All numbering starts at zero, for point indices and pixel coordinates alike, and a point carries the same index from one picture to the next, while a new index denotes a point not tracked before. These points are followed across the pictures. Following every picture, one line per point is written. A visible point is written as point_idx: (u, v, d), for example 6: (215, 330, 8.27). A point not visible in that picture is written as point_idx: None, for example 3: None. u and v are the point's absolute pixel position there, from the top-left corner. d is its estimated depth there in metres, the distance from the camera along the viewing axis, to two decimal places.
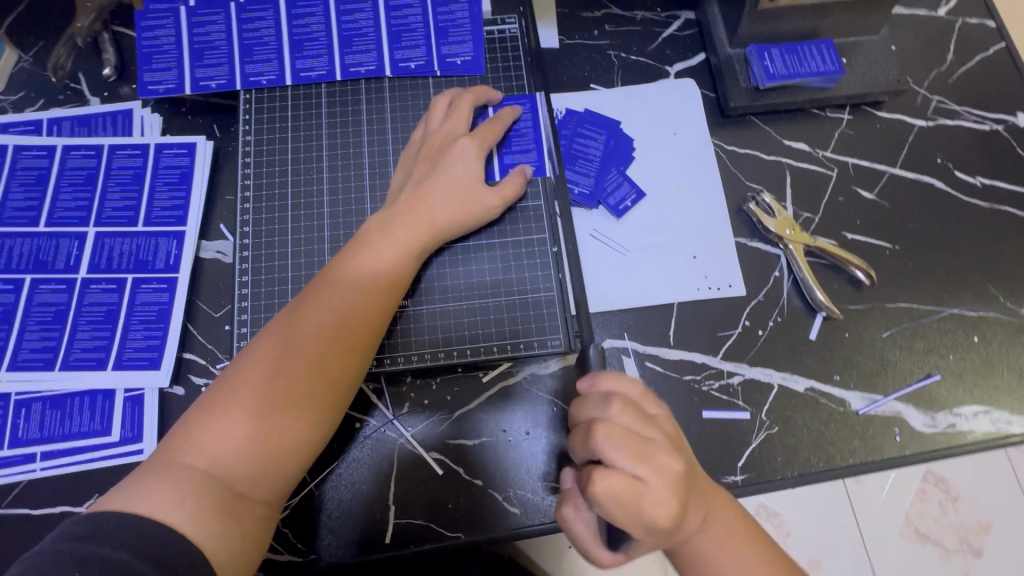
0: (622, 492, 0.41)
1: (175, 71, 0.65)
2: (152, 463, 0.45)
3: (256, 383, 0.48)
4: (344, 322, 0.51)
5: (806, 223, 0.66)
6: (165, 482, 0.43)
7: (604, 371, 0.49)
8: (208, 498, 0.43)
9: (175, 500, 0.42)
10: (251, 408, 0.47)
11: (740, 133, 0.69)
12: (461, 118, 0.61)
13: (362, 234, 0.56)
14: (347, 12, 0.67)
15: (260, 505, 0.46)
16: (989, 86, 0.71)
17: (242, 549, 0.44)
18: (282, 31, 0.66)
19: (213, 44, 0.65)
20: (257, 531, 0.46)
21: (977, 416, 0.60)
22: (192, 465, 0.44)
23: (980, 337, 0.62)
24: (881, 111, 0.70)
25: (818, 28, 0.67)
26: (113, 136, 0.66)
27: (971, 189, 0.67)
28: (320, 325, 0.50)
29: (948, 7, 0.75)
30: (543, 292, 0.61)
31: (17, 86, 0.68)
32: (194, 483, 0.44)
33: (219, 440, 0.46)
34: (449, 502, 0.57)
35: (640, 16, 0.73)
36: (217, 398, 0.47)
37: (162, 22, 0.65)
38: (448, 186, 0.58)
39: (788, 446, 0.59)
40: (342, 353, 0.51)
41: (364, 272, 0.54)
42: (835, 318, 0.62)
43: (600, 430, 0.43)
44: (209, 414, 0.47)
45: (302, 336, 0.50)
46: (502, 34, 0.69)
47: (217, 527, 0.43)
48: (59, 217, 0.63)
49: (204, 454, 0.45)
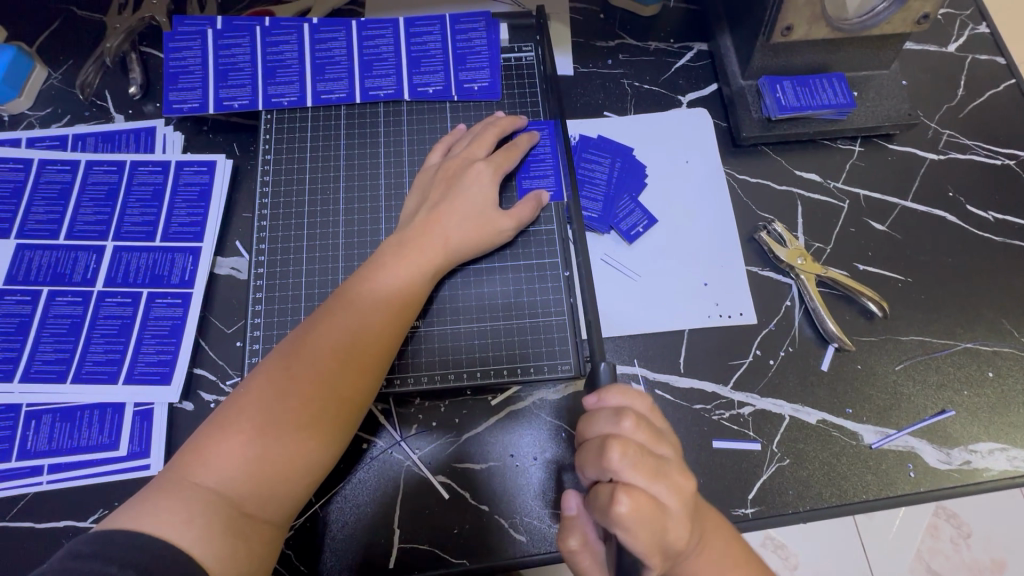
0: (643, 510, 0.40)
1: (199, 91, 0.67)
2: (163, 481, 0.45)
3: (268, 401, 0.48)
4: (355, 339, 0.51)
5: (817, 253, 0.66)
6: (174, 502, 0.43)
7: (609, 386, 0.48)
8: (216, 519, 0.43)
9: (183, 518, 0.42)
10: (261, 426, 0.47)
11: (752, 163, 0.70)
12: (481, 144, 0.63)
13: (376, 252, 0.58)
14: (369, 37, 0.68)
15: (267, 527, 0.46)
16: (1000, 122, 0.72)
17: (251, 569, 0.44)
18: (305, 55, 0.68)
19: (237, 65, 0.67)
20: (265, 552, 0.45)
21: (993, 453, 0.59)
22: (201, 484, 0.44)
23: (995, 372, 0.62)
24: (891, 144, 0.71)
25: (829, 62, 0.68)
26: (135, 153, 0.67)
27: (983, 223, 0.67)
28: (332, 344, 0.51)
29: (959, 43, 0.76)
30: (554, 316, 0.61)
31: (45, 102, 0.70)
32: (200, 501, 0.43)
33: (231, 459, 0.45)
34: (455, 528, 0.56)
35: (653, 46, 0.75)
36: (228, 416, 0.47)
37: (189, 44, 0.68)
38: (461, 209, 0.59)
39: (800, 479, 0.58)
40: (353, 372, 0.51)
41: (375, 293, 0.54)
42: (846, 349, 0.62)
43: (617, 448, 0.42)
44: (219, 432, 0.47)
45: (313, 355, 0.50)
46: (519, 62, 0.70)
47: (223, 546, 0.42)
48: (79, 230, 0.64)
49: (214, 473, 0.45)
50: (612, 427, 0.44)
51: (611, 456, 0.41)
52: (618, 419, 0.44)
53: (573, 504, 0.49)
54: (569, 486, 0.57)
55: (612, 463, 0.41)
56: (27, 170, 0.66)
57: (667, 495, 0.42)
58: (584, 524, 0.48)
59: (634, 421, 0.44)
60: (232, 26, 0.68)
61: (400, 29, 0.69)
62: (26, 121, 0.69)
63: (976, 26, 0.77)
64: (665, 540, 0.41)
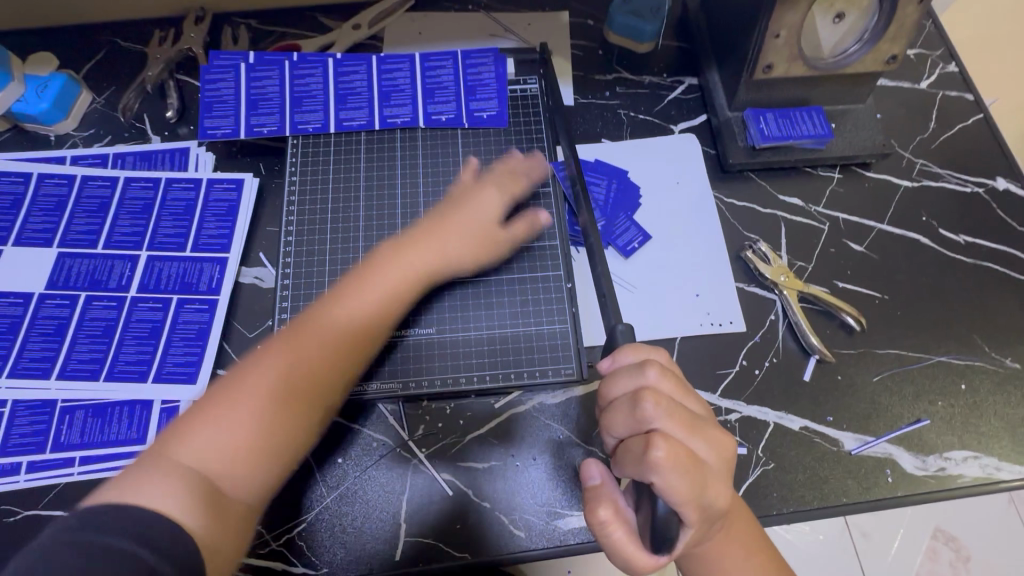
0: (683, 459, 0.43)
1: (232, 119, 0.72)
2: (142, 459, 0.46)
3: (248, 396, 0.50)
4: (335, 330, 0.54)
5: (800, 271, 0.71)
6: (155, 478, 0.43)
7: (622, 347, 0.52)
8: (196, 492, 0.44)
9: (163, 492, 0.42)
10: (240, 420, 0.48)
11: (739, 188, 0.75)
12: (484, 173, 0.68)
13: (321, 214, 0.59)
14: (387, 71, 0.75)
15: (241, 508, 0.47)
16: (969, 153, 0.78)
17: (229, 542, 0.44)
18: (330, 86, 0.74)
19: (267, 96, 0.73)
20: (240, 529, 0.46)
21: (966, 460, 0.62)
22: (179, 460, 0.45)
23: (968, 384, 0.65)
24: (868, 171, 0.76)
25: (809, 96, 0.74)
26: (170, 171, 0.73)
27: (955, 245, 0.72)
28: (310, 332, 0.54)
29: (930, 80, 0.82)
30: (557, 324, 0.65)
31: (88, 124, 0.76)
32: (178, 475, 0.44)
33: (208, 445, 0.47)
34: (458, 523, 0.59)
35: (648, 80, 0.81)
36: (207, 405, 0.49)
37: (223, 76, 0.73)
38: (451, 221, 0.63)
39: (783, 482, 0.61)
40: (327, 357, 0.53)
41: (353, 284, 0.58)
42: (827, 360, 0.66)
43: (650, 400, 0.46)
44: (198, 420, 0.48)
45: (295, 342, 0.53)
46: (524, 93, 0.76)
47: (206, 515, 0.43)
48: (116, 240, 0.69)
49: (191, 456, 0.46)
50: (638, 379, 0.48)
51: (645, 406, 0.45)
52: (643, 370, 0.48)
53: (596, 473, 0.51)
54: (566, 485, 0.61)
55: (648, 413, 0.45)
56: (70, 185, 0.71)
57: (705, 449, 0.46)
58: (610, 491, 0.50)
59: (659, 372, 0.48)
60: (263, 60, 0.74)
61: (416, 64, 0.75)
62: (70, 141, 0.75)
63: (946, 66, 0.83)
64: (704, 495, 0.44)
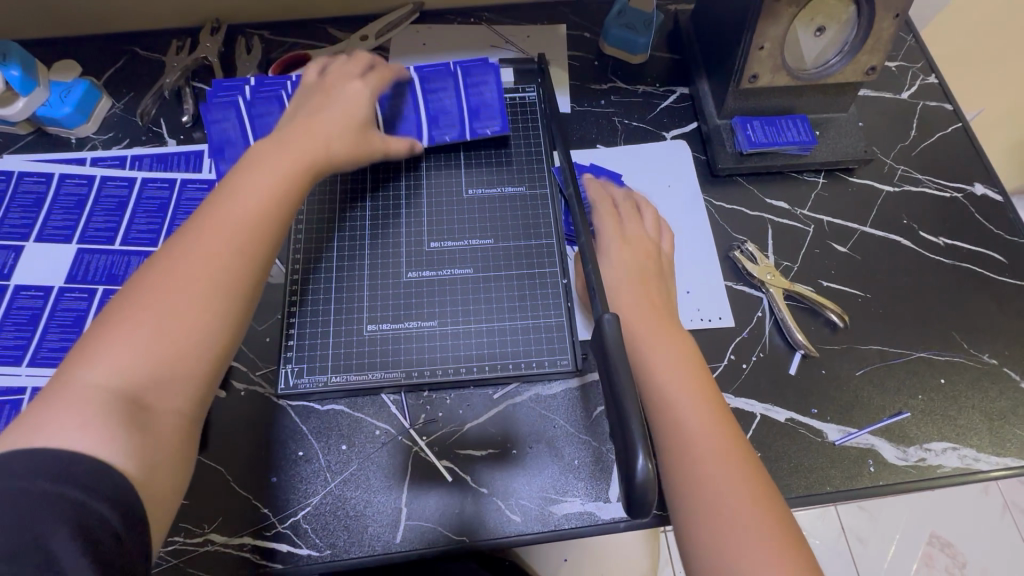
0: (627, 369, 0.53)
1: (241, 148, 0.73)
2: (43, 394, 0.43)
3: (173, 262, 0.50)
4: (252, 216, 0.54)
5: (786, 270, 0.74)
6: (62, 412, 0.42)
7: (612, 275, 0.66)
8: (109, 415, 0.43)
9: (80, 424, 0.42)
10: (166, 284, 0.49)
11: (728, 191, 0.79)
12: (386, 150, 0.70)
13: (233, 177, 0.57)
14: (385, 99, 0.74)
15: (166, 417, 0.46)
16: (948, 160, 0.81)
17: (159, 463, 0.44)
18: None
19: (272, 123, 0.73)
20: (170, 443, 0.46)
21: (946, 451, 0.65)
22: (88, 384, 0.44)
23: (947, 379, 0.68)
24: (852, 177, 0.80)
25: (793, 105, 0.78)
26: (185, 172, 0.77)
27: (934, 246, 0.76)
28: (220, 227, 0.52)
29: (911, 91, 0.86)
30: (554, 318, 0.68)
31: (108, 128, 0.80)
32: (90, 405, 0.42)
33: (120, 342, 0.46)
34: (457, 508, 0.62)
35: (641, 89, 0.85)
36: (116, 311, 0.47)
37: (224, 117, 0.73)
38: None
39: (770, 471, 0.64)
40: (251, 218, 0.54)
41: (259, 185, 0.56)
42: (812, 355, 0.69)
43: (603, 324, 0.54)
44: (108, 327, 0.46)
45: (198, 247, 0.51)
46: (522, 100, 0.80)
47: (130, 442, 0.43)
48: (132, 237, 0.72)
49: (100, 361, 0.45)
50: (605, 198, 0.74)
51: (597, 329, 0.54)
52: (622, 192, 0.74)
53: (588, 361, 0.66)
54: (562, 472, 0.63)
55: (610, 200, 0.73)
56: (90, 185, 0.75)
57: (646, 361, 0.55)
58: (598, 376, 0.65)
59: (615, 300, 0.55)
60: (263, 86, 0.74)
61: (414, 85, 0.75)
62: (90, 144, 0.79)
63: (926, 77, 0.87)
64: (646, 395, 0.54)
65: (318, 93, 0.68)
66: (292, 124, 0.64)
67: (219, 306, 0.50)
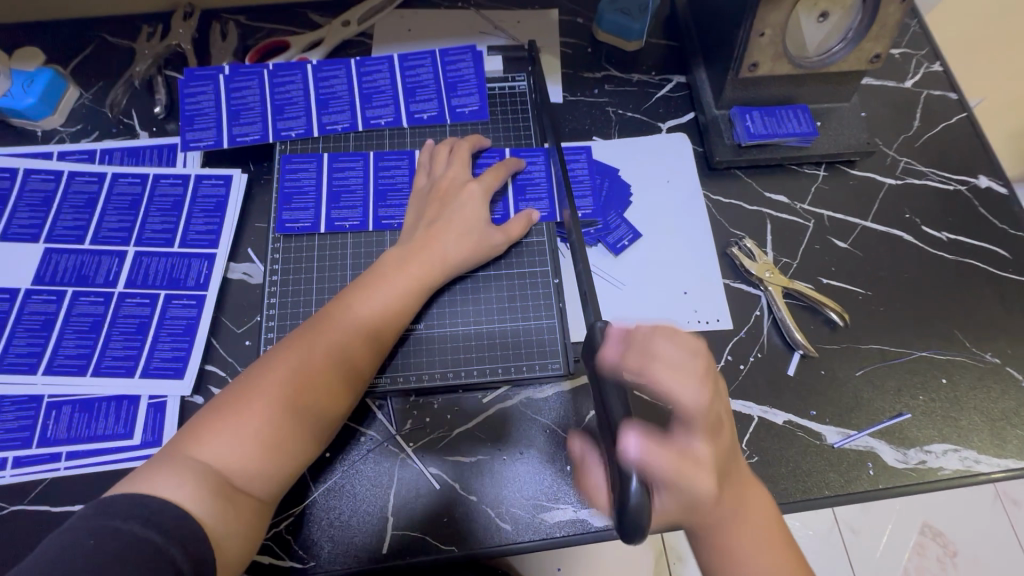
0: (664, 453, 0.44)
1: (214, 130, 0.72)
2: (163, 453, 0.48)
3: (278, 384, 0.52)
4: (366, 325, 0.57)
5: (785, 267, 0.72)
6: (172, 471, 0.46)
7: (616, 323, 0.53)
8: (213, 491, 0.46)
9: (180, 482, 0.45)
10: (265, 405, 0.51)
11: (725, 185, 0.76)
12: (463, 166, 0.68)
13: (382, 262, 0.62)
14: (367, 73, 0.75)
15: (255, 502, 0.49)
16: (952, 151, 0.79)
17: (236, 537, 0.47)
18: (310, 91, 0.74)
19: (248, 105, 0.73)
20: (250, 522, 0.48)
21: (946, 453, 0.63)
22: (198, 460, 0.47)
23: (949, 379, 0.66)
24: (853, 169, 0.77)
25: (794, 94, 0.75)
26: (158, 167, 0.73)
27: (937, 242, 0.73)
28: (341, 323, 0.56)
29: (914, 80, 0.83)
30: (545, 320, 0.66)
31: (76, 120, 0.76)
32: (195, 471, 0.47)
33: (230, 436, 0.49)
34: (445, 516, 0.60)
35: (636, 78, 0.82)
36: (228, 401, 0.51)
37: (202, 88, 0.73)
38: (458, 225, 0.64)
39: (768, 475, 0.62)
40: (342, 373, 0.55)
41: (385, 286, 0.59)
42: (811, 355, 0.66)
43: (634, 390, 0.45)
44: (220, 417, 0.50)
45: (324, 337, 0.55)
46: (512, 90, 0.77)
47: (215, 507, 0.45)
48: (103, 236, 0.69)
49: (211, 449, 0.48)
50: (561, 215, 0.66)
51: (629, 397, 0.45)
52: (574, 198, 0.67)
53: (578, 448, 0.56)
54: (554, 479, 0.61)
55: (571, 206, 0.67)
56: (57, 181, 0.71)
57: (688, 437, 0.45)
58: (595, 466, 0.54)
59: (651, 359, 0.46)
60: (241, 71, 0.74)
61: (508, 194, 0.70)
62: (58, 136, 0.75)
63: (930, 65, 0.84)
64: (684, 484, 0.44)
65: (432, 201, 0.66)
66: (412, 234, 0.64)
67: (319, 407, 0.53)
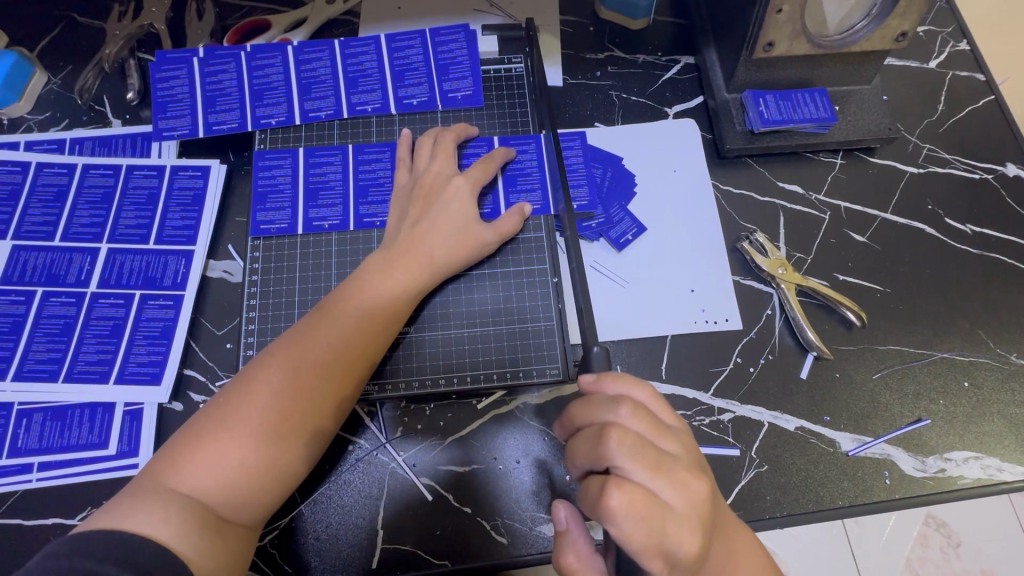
0: (642, 506, 0.40)
1: (188, 118, 0.67)
2: (140, 484, 0.45)
3: (260, 405, 0.49)
4: (350, 335, 0.53)
5: (798, 263, 0.67)
6: (151, 505, 0.43)
7: (608, 372, 0.49)
8: (198, 525, 0.43)
9: (160, 517, 0.43)
10: (247, 428, 0.48)
11: (736, 175, 0.71)
12: (449, 158, 0.63)
13: (366, 266, 0.58)
14: (352, 55, 0.70)
15: (239, 529, 0.47)
16: (979, 137, 0.74)
17: (225, 569, 0.44)
18: (291, 76, 0.69)
19: (225, 91, 0.68)
20: (237, 551, 0.46)
21: (968, 461, 0.60)
22: (177, 491, 0.45)
23: (971, 382, 0.63)
24: (873, 157, 0.72)
25: (811, 77, 0.69)
26: (132, 157, 0.68)
27: (961, 235, 0.69)
28: (322, 334, 0.53)
29: (939, 60, 0.77)
30: (543, 321, 0.62)
31: (44, 107, 0.71)
32: (175, 504, 0.44)
33: (211, 463, 0.46)
34: (438, 529, 0.57)
35: (641, 59, 0.77)
36: (207, 424, 0.48)
37: (176, 72, 0.68)
38: (446, 224, 0.60)
39: (778, 485, 0.59)
40: (330, 387, 0.51)
41: (369, 293, 0.56)
42: (825, 358, 0.63)
43: (615, 436, 0.42)
44: (199, 442, 0.47)
45: (306, 351, 0.51)
46: (508, 73, 0.72)
47: (201, 542, 0.43)
48: (74, 232, 0.65)
49: (190, 477, 0.45)
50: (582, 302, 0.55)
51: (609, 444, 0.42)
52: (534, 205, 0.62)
53: (562, 518, 0.48)
54: (554, 489, 0.58)
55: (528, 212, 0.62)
56: (24, 173, 0.67)
57: (671, 492, 0.41)
58: (577, 539, 0.47)
59: (631, 410, 0.45)
60: (216, 53, 0.69)
61: (497, 187, 0.65)
62: (25, 125, 0.71)
63: (957, 43, 0.79)
64: (665, 542, 0.40)
65: (416, 198, 0.61)
66: (395, 235, 0.60)
67: (306, 427, 0.50)
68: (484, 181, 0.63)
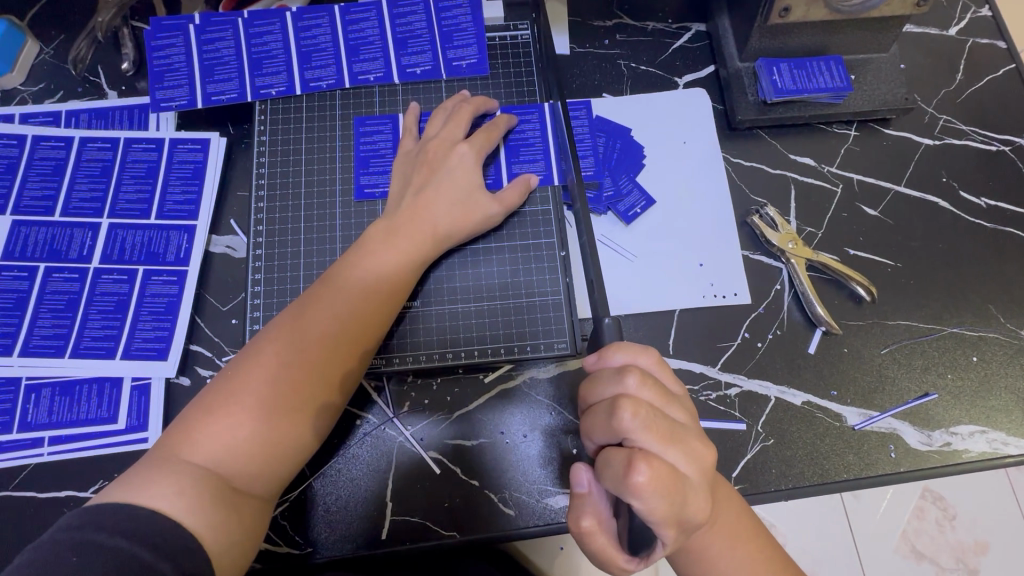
0: (666, 479, 0.39)
1: (186, 88, 0.65)
2: (152, 456, 0.45)
3: (267, 377, 0.49)
4: (358, 307, 0.53)
5: (808, 237, 0.66)
6: (165, 478, 0.43)
7: (609, 345, 0.47)
8: (214, 500, 0.44)
9: (175, 490, 0.43)
10: (257, 400, 0.48)
11: (747, 146, 0.70)
12: (459, 123, 0.61)
13: (368, 237, 0.57)
14: (353, 22, 0.67)
15: (254, 500, 0.47)
16: (998, 107, 0.72)
17: (240, 541, 0.45)
18: (290, 43, 0.67)
19: (223, 60, 0.66)
20: (252, 524, 0.46)
21: (973, 435, 0.60)
22: (190, 462, 0.45)
23: (979, 357, 0.63)
24: (888, 128, 0.70)
25: (827, 44, 0.67)
26: (130, 130, 0.67)
27: (975, 208, 0.68)
28: (329, 306, 0.52)
29: (960, 27, 0.75)
30: (551, 296, 0.61)
31: (37, 78, 0.70)
32: (192, 476, 0.44)
33: (222, 436, 0.46)
34: (446, 501, 0.57)
35: (651, 26, 0.74)
36: (218, 398, 0.48)
37: (172, 41, 0.66)
38: (448, 193, 0.59)
39: (782, 458, 0.59)
40: (337, 359, 0.51)
41: (371, 263, 0.55)
42: (833, 333, 0.62)
43: (628, 409, 0.41)
44: (210, 415, 0.47)
45: (312, 323, 0.51)
46: (515, 40, 0.69)
47: (216, 517, 0.43)
48: (75, 207, 0.64)
49: (203, 451, 0.46)
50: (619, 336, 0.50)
51: (621, 417, 0.41)
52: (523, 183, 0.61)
53: (585, 480, 0.45)
54: (562, 463, 0.58)
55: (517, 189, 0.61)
56: (21, 146, 0.65)
57: (683, 461, 0.41)
58: (597, 501, 0.45)
59: (639, 379, 0.44)
60: (213, 21, 0.67)
61: (500, 157, 0.64)
62: (18, 97, 0.69)
63: (979, 9, 0.76)
64: (684, 511, 0.40)
65: (420, 167, 0.60)
66: (399, 204, 0.59)
67: (316, 399, 0.50)
68: (488, 149, 0.62)
